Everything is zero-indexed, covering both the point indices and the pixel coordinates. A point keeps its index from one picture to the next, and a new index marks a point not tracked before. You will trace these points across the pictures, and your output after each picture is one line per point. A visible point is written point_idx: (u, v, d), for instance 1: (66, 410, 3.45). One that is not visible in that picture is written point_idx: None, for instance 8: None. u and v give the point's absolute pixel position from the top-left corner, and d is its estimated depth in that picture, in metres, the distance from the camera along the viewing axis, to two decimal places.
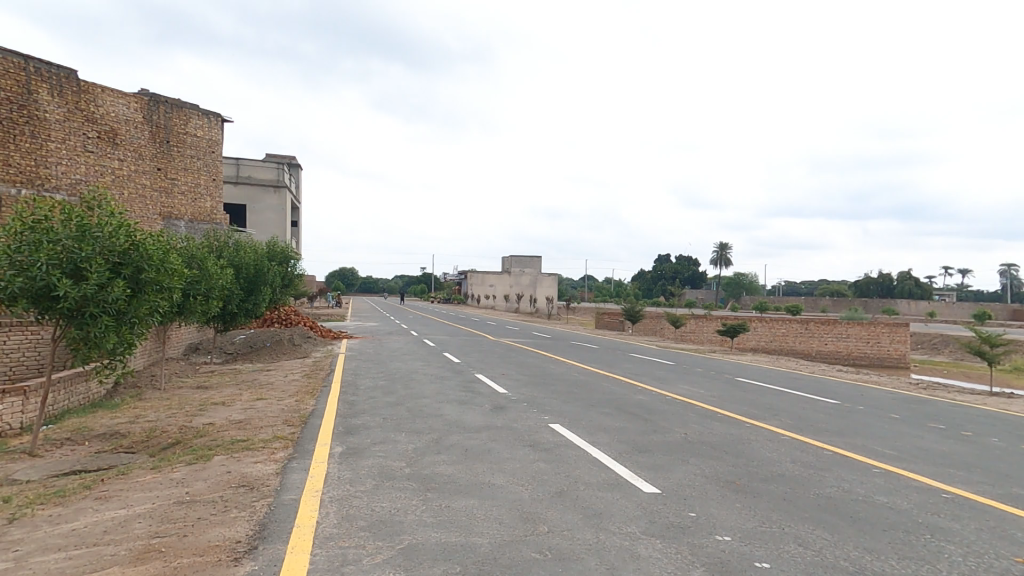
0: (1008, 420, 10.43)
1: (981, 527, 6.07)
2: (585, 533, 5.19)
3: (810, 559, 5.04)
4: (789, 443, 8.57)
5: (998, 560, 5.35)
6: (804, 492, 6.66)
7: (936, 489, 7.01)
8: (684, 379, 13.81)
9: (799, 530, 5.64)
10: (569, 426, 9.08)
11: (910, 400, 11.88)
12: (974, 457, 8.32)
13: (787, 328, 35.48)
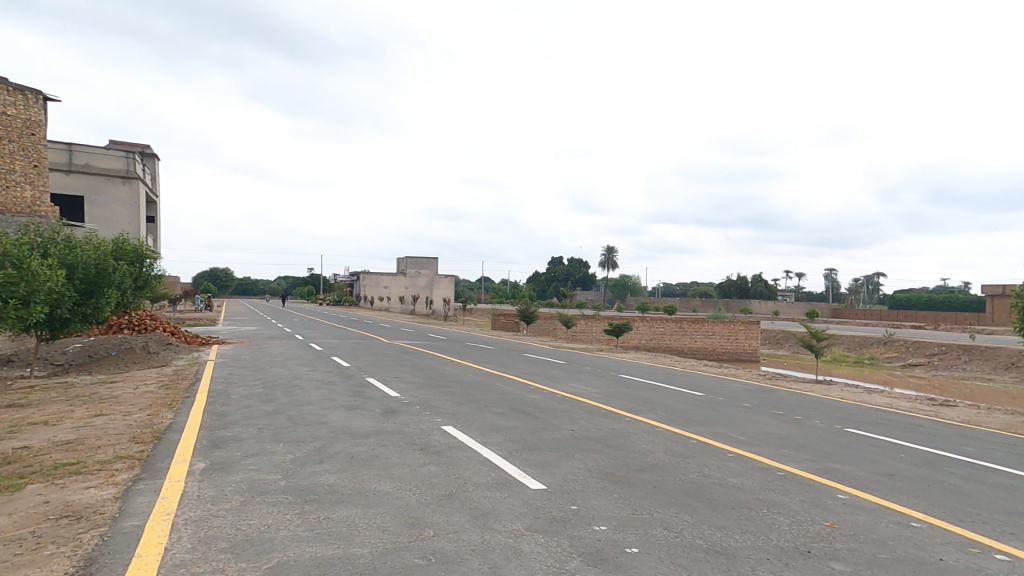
0: (829, 403, 12.31)
1: (807, 500, 7.08)
2: (471, 534, 5.27)
3: (672, 541, 5.54)
4: (662, 435, 9.34)
5: (816, 526, 6.37)
6: (673, 479, 7.31)
7: (776, 468, 8.04)
8: (574, 377, 14.48)
9: (666, 514, 6.17)
10: (461, 427, 9.13)
11: (760, 390, 13.50)
12: (806, 437, 9.70)
13: (664, 327, 38.66)
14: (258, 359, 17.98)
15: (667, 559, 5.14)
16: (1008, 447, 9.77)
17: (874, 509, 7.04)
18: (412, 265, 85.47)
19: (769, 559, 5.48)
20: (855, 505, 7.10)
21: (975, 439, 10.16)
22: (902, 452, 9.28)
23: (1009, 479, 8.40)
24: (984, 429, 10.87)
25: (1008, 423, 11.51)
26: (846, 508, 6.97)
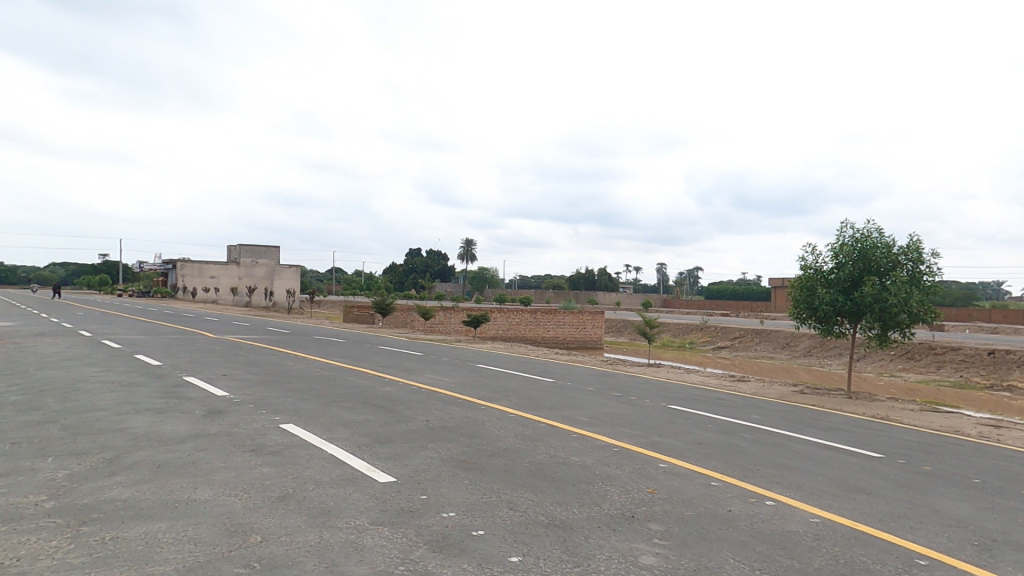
0: (655, 384, 13.94)
1: (635, 471, 7.93)
2: (306, 534, 4.96)
3: (517, 520, 5.77)
4: (514, 420, 9.73)
5: (640, 494, 7.19)
6: (520, 461, 7.64)
7: (612, 445, 8.84)
8: (430, 368, 14.43)
9: (513, 495, 6.42)
10: (303, 424, 8.57)
11: (602, 375, 14.76)
12: (636, 414, 10.84)
13: (520, 318, 40.58)
14: (39, 361, 14.94)
15: (509, 536, 5.35)
16: (785, 413, 11.99)
17: (685, 474, 8.14)
18: (247, 254, 77.71)
19: (601, 527, 6.03)
20: (672, 472, 8.13)
21: (762, 408, 12.28)
22: (709, 422, 10.85)
23: (785, 439, 10.30)
24: (770, 399, 13.13)
25: (784, 392, 14.13)
26: (665, 475, 7.96)
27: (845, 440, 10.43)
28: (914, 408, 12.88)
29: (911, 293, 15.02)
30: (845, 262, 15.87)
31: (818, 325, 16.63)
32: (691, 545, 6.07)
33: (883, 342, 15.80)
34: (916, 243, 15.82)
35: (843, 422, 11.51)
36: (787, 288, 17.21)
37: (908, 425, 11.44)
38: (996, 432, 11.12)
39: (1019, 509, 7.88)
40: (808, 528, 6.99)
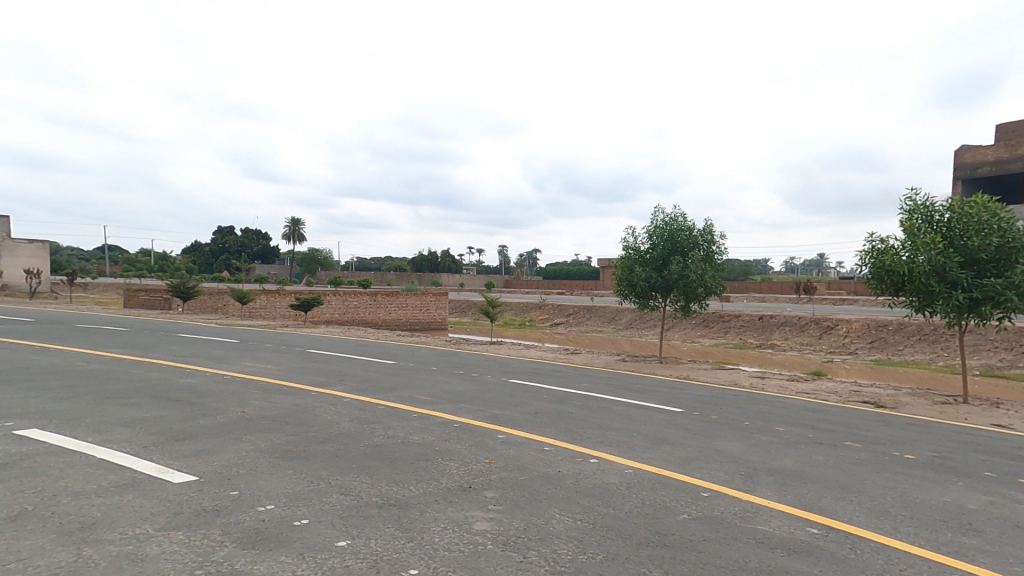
0: (495, 360, 14.57)
1: (473, 443, 8.26)
2: (58, 555, 4.26)
3: (348, 504, 5.64)
4: (348, 404, 9.42)
5: (478, 464, 7.51)
6: (355, 445, 7.45)
7: (452, 421, 9.07)
8: (251, 357, 13.25)
9: (345, 480, 6.24)
10: (55, 428, 7.28)
11: (444, 354, 15.01)
12: (476, 390, 11.24)
13: (358, 301, 39.15)
14: None
15: (337, 521, 5.21)
16: (608, 379, 13.43)
17: (521, 442, 8.69)
18: None
19: (437, 500, 6.18)
20: (509, 441, 8.63)
21: (589, 376, 13.59)
22: (543, 392, 11.70)
23: (607, 402, 11.56)
24: (598, 368, 14.62)
25: (609, 361, 15.82)
26: (502, 445, 8.42)
27: (655, 399, 12.05)
28: (706, 368, 15.39)
29: (705, 270, 17.75)
30: (657, 243, 18.15)
31: (637, 300, 18.85)
32: (522, 507, 6.54)
33: (686, 312, 18.48)
34: (710, 226, 18.67)
35: (653, 384, 13.29)
36: (611, 267, 19.17)
37: (702, 382, 13.65)
38: (762, 382, 13.83)
39: (775, 442, 9.94)
40: (622, 479, 7.97)
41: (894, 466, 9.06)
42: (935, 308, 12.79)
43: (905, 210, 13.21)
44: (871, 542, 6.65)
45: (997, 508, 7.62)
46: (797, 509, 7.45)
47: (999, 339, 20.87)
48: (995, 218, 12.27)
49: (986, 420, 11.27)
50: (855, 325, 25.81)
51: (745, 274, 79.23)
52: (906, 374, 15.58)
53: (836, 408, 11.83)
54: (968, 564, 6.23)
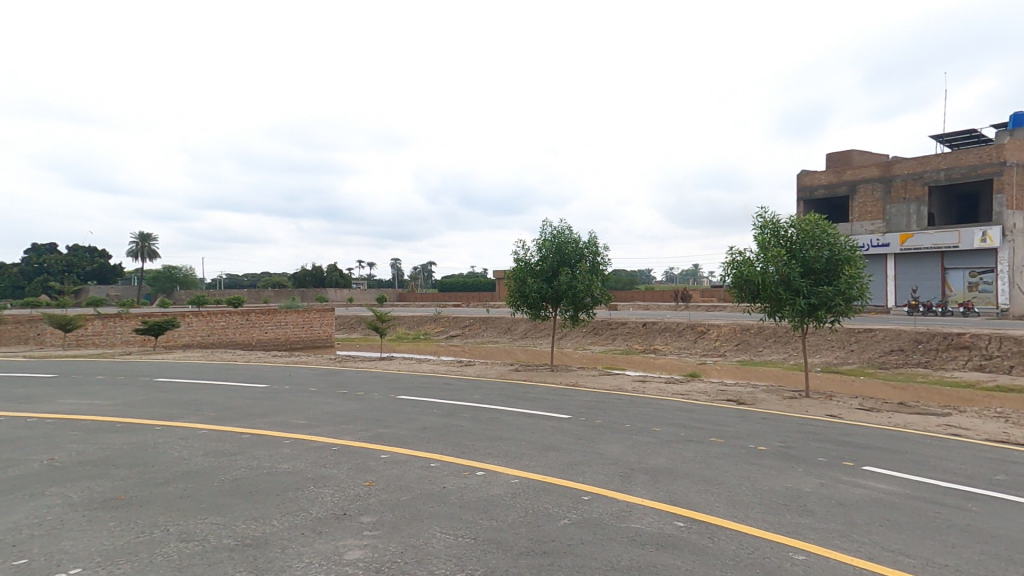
0: (383, 377, 14.24)
1: (350, 465, 7.99)
2: None
3: (189, 552, 5.18)
4: (203, 437, 8.72)
5: (356, 488, 7.27)
6: (207, 482, 6.88)
7: (329, 444, 8.72)
8: (83, 393, 11.86)
9: (188, 525, 5.74)
10: None
11: (326, 375, 14.49)
12: (359, 409, 10.90)
13: (227, 320, 36.39)
14: None
15: None
16: (498, 390, 13.64)
17: (404, 460, 8.55)
18: None
19: (302, 533, 5.87)
20: (392, 461, 8.44)
21: (480, 388, 13.75)
22: (433, 407, 11.63)
23: (496, 413, 11.74)
24: (491, 379, 14.89)
25: (502, 372, 16.14)
26: (384, 465, 8.23)
27: (543, 407, 12.43)
28: (594, 374, 16.21)
29: (592, 281, 18.68)
30: (546, 255, 18.91)
31: (529, 311, 19.45)
32: (401, 528, 6.39)
33: (575, 322, 19.32)
34: (595, 240, 19.72)
35: (542, 392, 13.71)
36: (504, 278, 19.68)
37: (588, 388, 14.37)
38: (642, 385, 14.84)
39: (651, 443, 10.65)
40: (507, 489, 8.09)
41: (750, 457, 10.10)
42: (783, 313, 14.51)
43: (758, 226, 14.86)
44: (728, 530, 7.30)
45: (827, 489, 8.77)
46: (666, 505, 8.02)
47: (834, 339, 24.12)
48: (828, 234, 14.19)
49: (823, 411, 12.98)
50: (723, 329, 28.50)
51: (627, 285, 84.89)
52: (764, 372, 17.51)
53: (704, 407, 12.97)
54: (806, 542, 7.04)
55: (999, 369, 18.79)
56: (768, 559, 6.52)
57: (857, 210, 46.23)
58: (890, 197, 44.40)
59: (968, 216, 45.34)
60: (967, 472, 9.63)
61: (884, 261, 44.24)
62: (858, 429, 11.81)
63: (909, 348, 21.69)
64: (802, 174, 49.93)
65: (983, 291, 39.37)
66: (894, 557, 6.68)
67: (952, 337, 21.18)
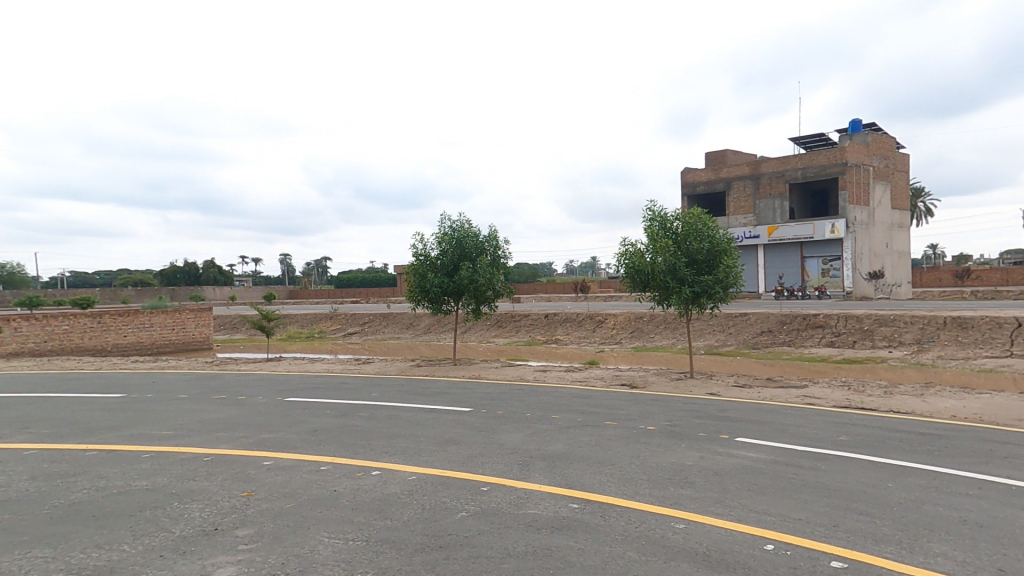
0: (271, 383, 13.35)
1: (224, 476, 7.39)
2: None
3: None
4: (38, 458, 7.67)
5: (230, 500, 6.71)
6: (39, 511, 6.02)
7: (199, 455, 8.05)
8: None
9: (8, 562, 4.98)
10: None
11: (199, 381, 13.54)
12: (240, 416, 10.18)
13: (70, 324, 32.24)
14: None
15: None
16: (398, 386, 13.35)
17: (290, 466, 8.04)
18: None
19: (159, 556, 5.29)
20: (276, 467, 7.92)
21: (378, 385, 13.40)
22: (325, 408, 11.12)
23: (395, 410, 11.44)
24: (390, 376, 14.58)
25: (403, 367, 15.84)
26: (265, 473, 7.68)
27: (443, 401, 12.32)
28: (497, 366, 16.38)
29: (494, 274, 18.86)
30: (446, 250, 18.87)
31: (431, 305, 19.35)
32: (282, 538, 5.96)
33: (477, 315, 19.44)
34: (496, 234, 19.89)
35: (443, 387, 13.59)
36: (403, 274, 19.53)
37: (491, 380, 14.51)
38: (543, 375, 15.25)
39: (549, 430, 10.92)
40: (404, 486, 7.80)
41: (641, 437, 10.70)
42: (671, 301, 15.63)
43: (648, 218, 15.83)
44: (619, 508, 7.63)
45: (706, 461, 9.51)
46: (562, 489, 8.23)
47: (715, 323, 26.32)
48: (708, 227, 15.36)
49: (705, 390, 14.11)
50: (619, 318, 30.03)
51: (527, 279, 86.74)
52: (654, 357, 18.72)
53: (598, 392, 13.58)
54: (688, 512, 7.54)
55: (844, 345, 21.60)
56: (653, 532, 6.90)
57: (732, 205, 50.73)
58: (759, 192, 49.12)
59: (820, 210, 51.67)
60: (821, 436, 10.92)
61: (757, 251, 49.08)
62: (734, 405, 12.98)
63: (776, 329, 24.22)
64: (686, 171, 53.77)
65: (833, 276, 44.99)
66: (760, 517, 7.37)
67: (810, 317, 23.95)
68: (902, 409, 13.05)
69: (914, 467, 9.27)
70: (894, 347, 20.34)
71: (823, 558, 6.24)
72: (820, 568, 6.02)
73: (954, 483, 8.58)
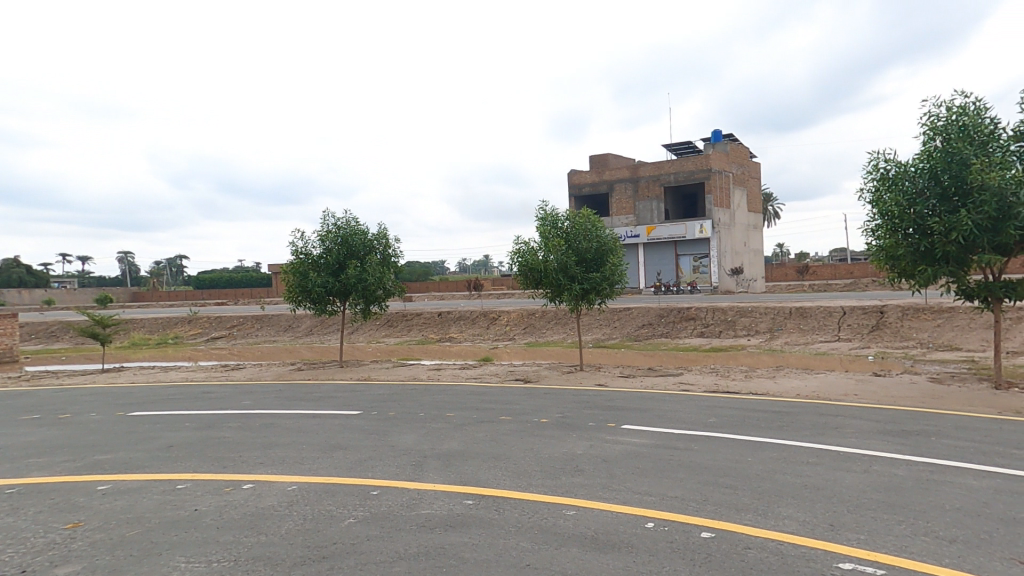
0: (114, 398, 11.58)
1: (41, 508, 6.31)
2: None
3: None
4: None
5: (49, 535, 5.70)
6: None
7: (3, 488, 6.86)
8: None
9: None
10: None
11: (6, 399, 11.64)
12: (63, 438, 8.89)
13: None
14: None
15: None
16: (276, 393, 12.27)
17: (135, 488, 6.99)
18: None
19: None
20: (115, 492, 6.87)
21: (251, 393, 12.25)
22: (183, 421, 9.92)
23: (272, 418, 10.48)
24: (263, 382, 13.41)
25: (280, 372, 14.65)
26: (102, 500, 6.60)
27: (329, 405, 11.54)
28: (388, 366, 15.75)
29: (384, 273, 18.10)
30: (331, 248, 17.83)
31: (314, 306, 18.18)
32: (124, 569, 5.10)
33: (366, 315, 18.56)
34: (385, 232, 19.15)
35: (328, 390, 12.73)
36: (282, 273, 18.13)
37: (381, 381, 13.88)
38: (437, 373, 14.95)
39: (443, 428, 10.67)
40: (283, 498, 7.09)
41: (534, 430, 10.86)
42: (562, 298, 16.17)
43: (540, 219, 16.26)
44: (512, 500, 7.63)
45: (594, 449, 9.90)
46: (457, 486, 8.03)
47: (601, 317, 27.76)
48: (596, 228, 16.09)
49: (595, 381, 14.76)
50: (511, 315, 30.46)
51: (417, 277, 85.02)
52: (547, 351, 19.24)
53: (492, 388, 13.62)
54: (578, 499, 7.75)
55: (712, 334, 23.93)
56: (545, 520, 6.97)
57: (615, 206, 54.08)
58: (639, 194, 52.88)
59: (690, 215, 57.04)
60: (695, 420, 11.89)
61: (637, 250, 52.82)
62: (619, 394, 13.72)
63: (655, 322, 26.16)
64: (573, 172, 56.31)
65: (702, 274, 49.81)
66: (642, 498, 7.79)
67: (683, 311, 26.17)
68: (759, 391, 14.71)
69: (769, 442, 10.44)
70: (752, 335, 22.94)
71: (695, 530, 6.72)
72: (692, 539, 6.47)
73: (800, 453, 9.79)
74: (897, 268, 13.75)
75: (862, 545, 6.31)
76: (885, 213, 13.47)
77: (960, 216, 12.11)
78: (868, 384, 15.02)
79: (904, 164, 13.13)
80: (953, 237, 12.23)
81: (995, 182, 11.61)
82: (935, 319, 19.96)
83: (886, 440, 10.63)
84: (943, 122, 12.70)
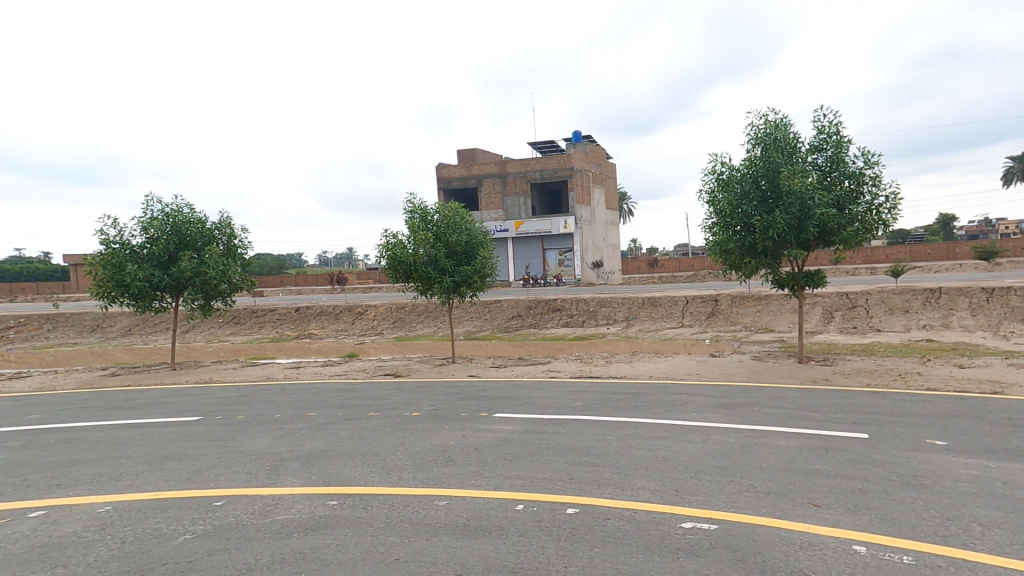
0: None
1: None
2: None
3: None
4: None
5: None
6: None
7: None
8: None
9: None
10: None
11: None
12: None
13: None
14: None
15: None
16: (82, 403, 10.05)
17: None
18: None
19: None
20: None
21: (45, 404, 9.87)
22: None
23: (77, 431, 8.51)
24: (62, 391, 10.90)
25: (89, 379, 12.09)
26: None
27: (157, 413, 9.73)
28: (235, 366, 13.91)
29: (229, 265, 15.93)
30: (157, 237, 15.19)
31: (136, 304, 15.45)
32: None
33: (206, 313, 16.23)
34: (229, 221, 16.87)
35: (157, 396, 10.77)
36: (90, 266, 15.07)
37: (226, 383, 12.16)
38: (296, 372, 13.56)
39: (303, 428, 9.61)
40: (86, 522, 5.67)
41: (404, 424, 10.28)
42: (433, 291, 15.77)
43: (408, 211, 15.65)
44: (379, 496, 7.02)
45: (467, 439, 9.66)
46: (316, 487, 7.18)
47: (473, 310, 27.79)
48: (466, 221, 15.90)
49: (467, 373, 14.58)
50: (379, 308, 29.06)
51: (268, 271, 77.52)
52: (418, 345, 18.68)
53: (358, 384, 12.69)
54: (449, 489, 7.40)
55: (576, 324, 25.30)
56: (415, 513, 6.51)
57: (485, 200, 54.93)
58: (507, 189, 54.27)
59: None
60: (563, 404, 12.30)
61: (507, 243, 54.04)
62: (491, 384, 13.71)
63: (524, 313, 26.88)
64: (440, 167, 55.82)
65: (567, 267, 52.65)
66: (513, 482, 7.71)
67: (550, 302, 27.25)
68: (618, 374, 15.84)
69: (628, 421, 11.15)
70: (611, 324, 24.74)
71: (561, 507, 6.79)
72: (558, 516, 6.52)
73: (654, 429, 10.59)
74: (728, 260, 15.78)
75: (702, 505, 6.91)
76: (719, 212, 15.37)
77: (774, 216, 14.25)
78: (706, 364, 17.01)
79: (734, 168, 15.07)
80: (769, 233, 14.35)
81: (798, 187, 13.85)
82: (755, 306, 23.34)
83: (721, 412, 12.01)
84: (762, 134, 14.81)
